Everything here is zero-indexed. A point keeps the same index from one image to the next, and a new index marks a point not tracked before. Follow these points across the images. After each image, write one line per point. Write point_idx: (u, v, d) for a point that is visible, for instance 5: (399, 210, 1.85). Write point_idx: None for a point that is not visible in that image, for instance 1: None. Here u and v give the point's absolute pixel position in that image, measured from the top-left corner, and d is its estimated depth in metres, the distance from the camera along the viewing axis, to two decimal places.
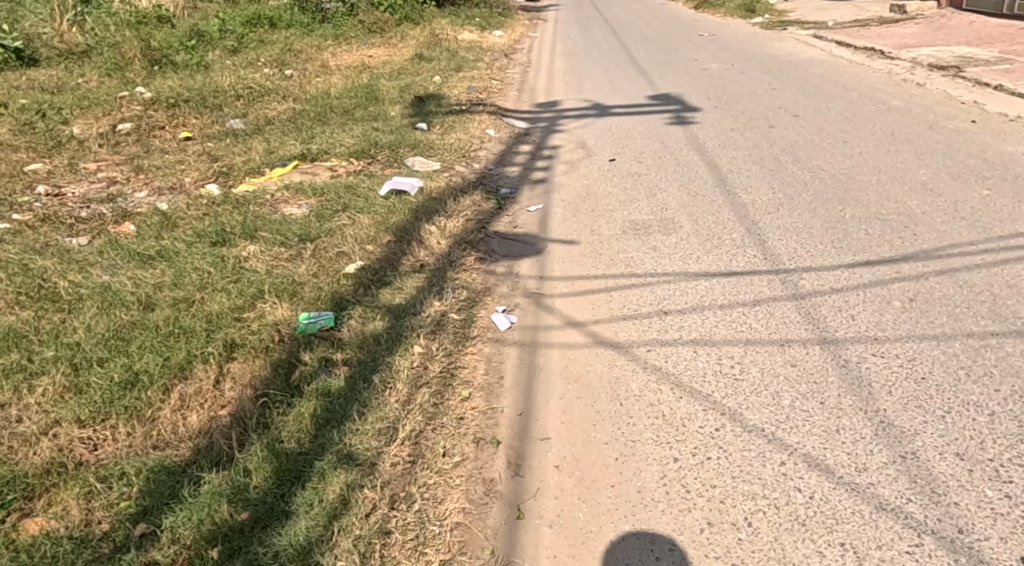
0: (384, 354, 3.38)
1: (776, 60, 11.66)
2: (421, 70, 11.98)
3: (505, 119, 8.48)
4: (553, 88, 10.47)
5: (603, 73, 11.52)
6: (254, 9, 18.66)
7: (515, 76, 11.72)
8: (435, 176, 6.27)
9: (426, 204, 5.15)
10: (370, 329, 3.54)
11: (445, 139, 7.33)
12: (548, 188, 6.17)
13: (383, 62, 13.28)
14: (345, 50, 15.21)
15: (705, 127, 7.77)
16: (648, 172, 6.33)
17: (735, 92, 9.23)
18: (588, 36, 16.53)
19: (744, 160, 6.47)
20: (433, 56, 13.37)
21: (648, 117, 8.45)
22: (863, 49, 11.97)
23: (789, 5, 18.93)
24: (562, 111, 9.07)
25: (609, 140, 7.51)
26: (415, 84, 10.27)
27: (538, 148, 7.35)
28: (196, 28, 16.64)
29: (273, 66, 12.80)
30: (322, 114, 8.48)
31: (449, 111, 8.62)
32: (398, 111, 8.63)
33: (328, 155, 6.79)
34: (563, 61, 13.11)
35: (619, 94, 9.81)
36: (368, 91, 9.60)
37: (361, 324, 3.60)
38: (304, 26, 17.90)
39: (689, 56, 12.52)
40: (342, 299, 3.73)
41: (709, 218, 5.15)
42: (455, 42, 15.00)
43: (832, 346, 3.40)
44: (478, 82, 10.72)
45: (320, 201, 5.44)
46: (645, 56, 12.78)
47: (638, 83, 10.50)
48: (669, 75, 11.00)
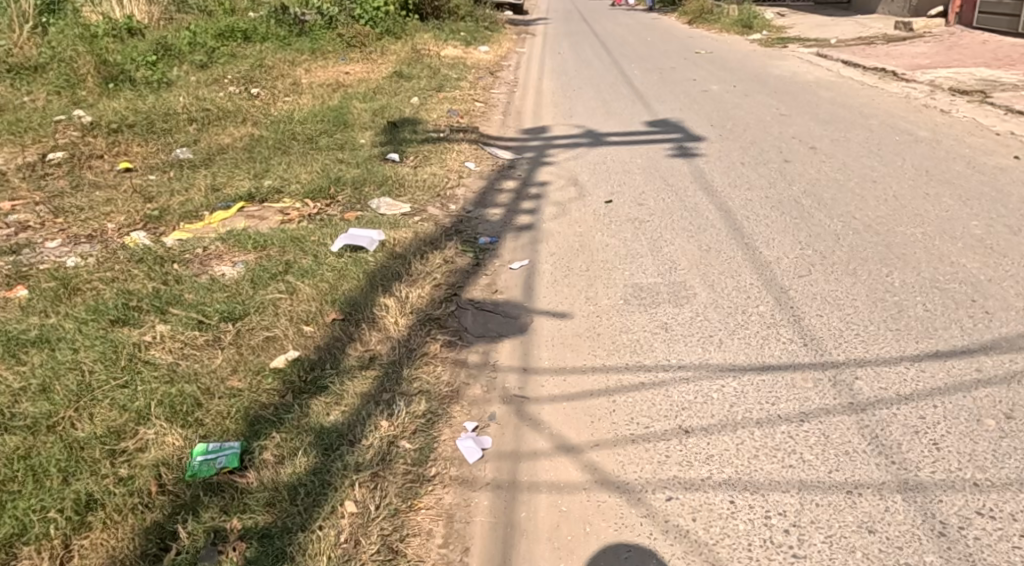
0: (298, 525, 2.51)
1: (782, 81, 10.85)
2: (400, 90, 11.10)
3: (488, 148, 7.61)
4: (542, 112, 9.61)
5: (595, 94, 10.66)
6: (228, 21, 17.78)
7: (501, 97, 10.85)
8: (403, 221, 5.39)
9: (386, 265, 4.26)
10: (285, 479, 2.67)
11: (419, 174, 6.44)
12: (535, 236, 5.30)
13: (359, 80, 12.39)
14: (321, 66, 14.33)
15: (711, 160, 6.91)
16: (651, 217, 5.46)
17: (742, 119, 8.40)
18: (579, 52, 15.70)
19: (760, 203, 5.60)
20: (414, 74, 12.50)
21: (646, 147, 7.59)
22: (874, 69, 11.16)
23: (787, 22, 18.19)
24: (551, 138, 8.22)
25: (605, 176, 6.64)
26: (390, 107, 9.38)
27: (524, 185, 6.48)
28: (164, 42, 15.75)
29: (240, 84, 11.90)
30: (282, 142, 7.58)
31: (425, 139, 7.75)
32: (368, 140, 7.75)
33: (279, 195, 5.88)
34: (553, 80, 12.25)
35: (615, 119, 8.95)
36: (337, 114, 8.71)
37: (279, 467, 2.72)
38: (280, 39, 17.00)
39: (688, 76, 11.68)
40: (256, 429, 2.87)
41: (728, 282, 4.27)
42: (438, 59, 14.14)
43: (918, 498, 2.59)
44: (460, 104, 9.84)
45: (261, 258, 4.54)
46: (640, 76, 11.94)
47: (634, 106, 9.66)
48: (667, 98, 10.16)
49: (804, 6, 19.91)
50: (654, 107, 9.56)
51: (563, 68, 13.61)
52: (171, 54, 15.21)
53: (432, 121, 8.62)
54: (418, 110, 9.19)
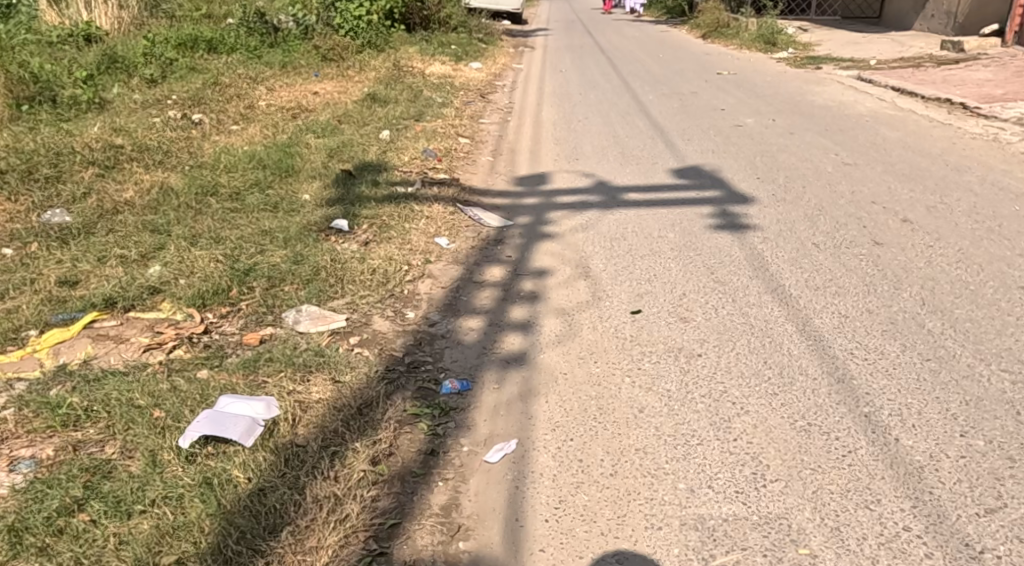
0: None
1: (829, 114, 9.06)
2: (369, 118, 9.28)
3: (469, 211, 5.80)
4: (541, 152, 7.77)
5: (605, 128, 8.86)
6: (194, 29, 16.02)
7: (491, 129, 9.02)
8: (327, 353, 3.58)
9: (266, 505, 2.52)
10: None
11: (368, 260, 4.63)
12: (527, 378, 3.50)
13: (327, 103, 10.57)
14: (288, 84, 12.52)
15: (771, 235, 5.10)
16: (703, 346, 3.66)
17: (796, 169, 6.61)
18: (584, 70, 13.91)
19: (864, 322, 3.80)
20: (389, 96, 10.68)
21: (677, 210, 5.79)
22: (937, 101, 9.38)
23: (814, 38, 16.45)
24: (552, 192, 6.41)
25: (626, 259, 4.83)
26: (350, 145, 7.55)
27: (513, 275, 4.68)
28: (116, 54, 13.98)
29: (184, 108, 10.12)
30: (197, 201, 5.77)
31: (387, 196, 5.98)
32: (312, 199, 5.94)
33: (156, 300, 4.03)
34: (553, 106, 10.41)
35: (631, 164, 7.12)
36: (280, 157, 6.90)
37: None
38: (249, 51, 15.21)
39: (713, 106, 9.88)
40: None
41: (865, 525, 2.51)
42: (421, 79, 12.32)
43: None
44: (440, 140, 8.02)
45: (61, 451, 2.74)
46: (655, 105, 10.14)
47: (654, 147, 7.86)
48: (692, 134, 8.34)
49: (829, 20, 18.07)
50: (679, 148, 7.75)
51: (565, 91, 11.79)
52: (123, 69, 13.44)
53: (401, 168, 6.81)
54: (386, 152, 7.37)
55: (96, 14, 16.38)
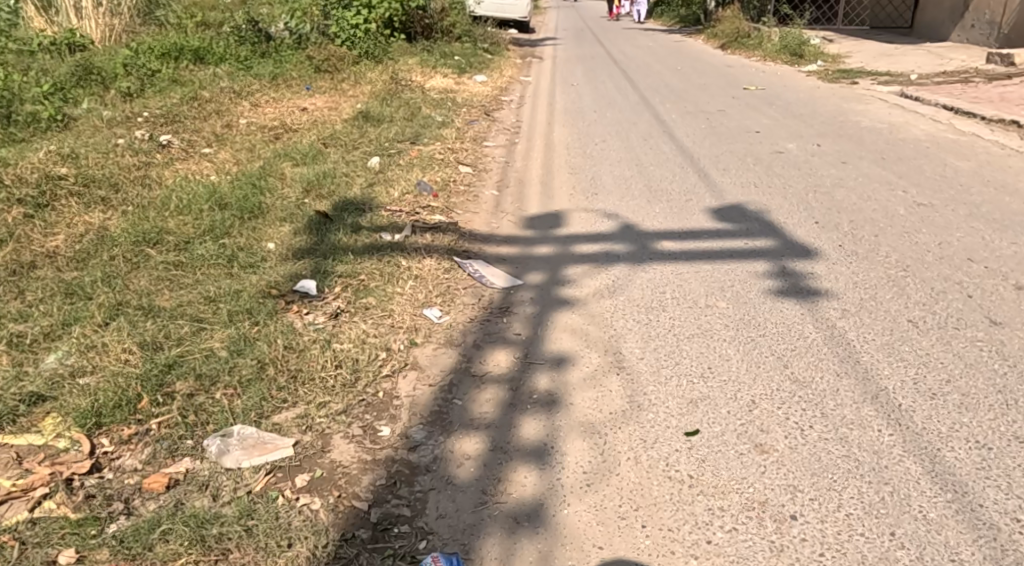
0: None
1: (881, 137, 7.99)
2: (358, 141, 8.22)
3: (469, 266, 4.73)
4: (554, 185, 6.70)
5: (626, 153, 7.80)
6: (182, 38, 15.02)
7: (495, 154, 7.94)
8: (257, 512, 2.55)
9: None
10: None
11: (334, 346, 3.54)
12: (546, 558, 2.47)
13: (313, 123, 9.52)
14: (274, 99, 11.47)
15: (850, 308, 4.03)
16: (798, 499, 2.63)
17: (862, 211, 5.54)
18: (597, 84, 12.86)
19: (1016, 460, 2.78)
20: (383, 115, 9.61)
21: (723, 266, 4.72)
22: (1001, 123, 8.32)
23: (842, 49, 15.39)
24: (569, 238, 5.35)
25: (668, 341, 3.74)
26: (332, 177, 6.47)
27: (524, 364, 3.60)
28: (94, 64, 12.98)
29: (154, 128, 9.09)
30: (135, 254, 4.70)
31: (369, 245, 4.92)
32: (278, 251, 4.86)
33: (40, 417, 2.94)
34: (565, 127, 9.34)
35: (661, 202, 6.04)
36: (246, 193, 5.84)
37: None
38: (238, 61, 14.19)
39: (746, 128, 8.79)
40: None
41: None
42: (420, 94, 11.28)
43: None
44: (437, 169, 6.95)
45: None
46: (680, 126, 9.06)
47: (685, 177, 6.78)
48: (727, 162, 7.26)
49: (857, 30, 16.98)
50: (715, 180, 6.67)
51: (577, 108, 10.74)
52: (99, 82, 12.41)
53: (388, 208, 5.74)
54: (373, 185, 6.30)
55: (83, 21, 15.24)
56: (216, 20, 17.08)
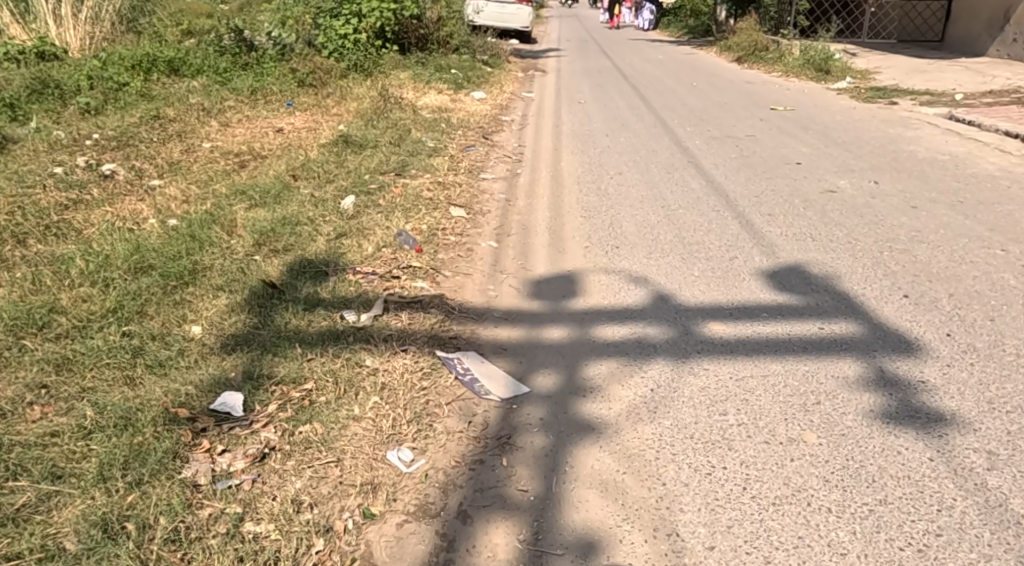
0: None
1: (948, 172, 6.79)
2: (333, 173, 7.05)
3: (457, 364, 3.55)
4: (566, 237, 5.53)
5: (648, 191, 6.62)
6: (157, 48, 13.85)
7: (494, 191, 6.76)
8: None
9: None
10: None
11: (242, 530, 2.51)
12: None
13: (287, 148, 8.34)
14: (248, 119, 10.30)
15: (998, 451, 2.85)
16: None
17: (961, 279, 4.38)
18: (607, 102, 11.71)
19: None
20: (366, 139, 8.43)
21: (798, 364, 3.53)
22: None
23: (870, 64, 14.24)
24: (589, 315, 4.18)
25: (747, 513, 2.60)
26: (291, 225, 5.27)
27: (536, 554, 2.48)
28: (56, 77, 11.80)
29: (102, 155, 7.91)
30: (8, 345, 3.50)
31: (324, 333, 3.70)
32: (205, 339, 3.67)
33: None
34: (574, 155, 8.16)
35: (700, 263, 4.86)
36: (179, 250, 4.65)
37: None
38: (217, 74, 13.05)
39: (784, 158, 7.59)
40: None
41: None
42: (410, 113, 10.09)
43: None
44: (422, 214, 5.78)
45: None
46: (706, 156, 7.88)
47: (724, 225, 5.59)
48: (770, 204, 6.07)
49: (882, 44, 15.81)
50: (760, 228, 5.48)
51: (586, 130, 9.59)
52: (58, 96, 11.23)
53: (358, 270, 4.56)
54: (343, 237, 5.12)
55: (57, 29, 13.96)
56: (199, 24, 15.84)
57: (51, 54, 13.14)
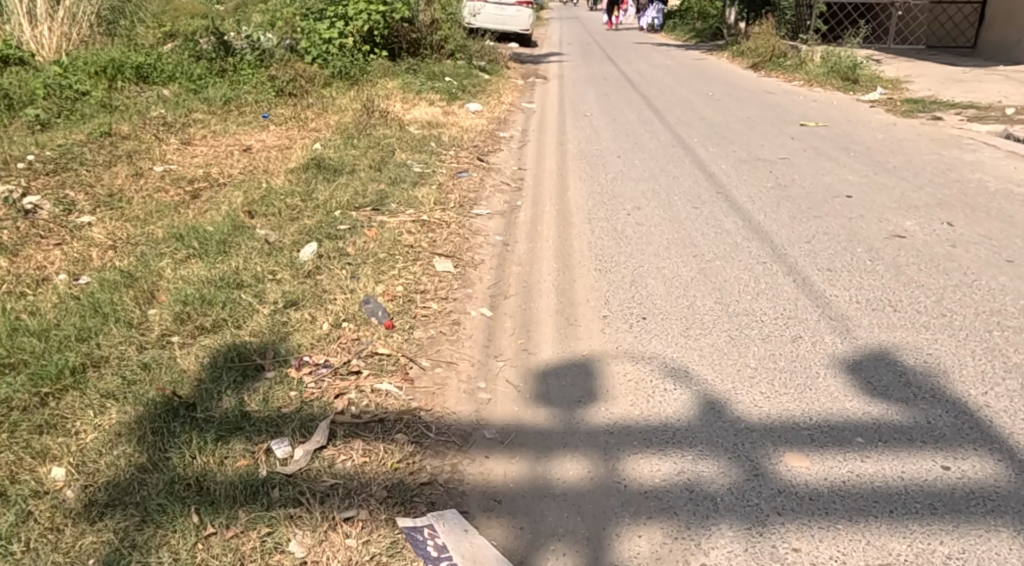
0: None
1: None
2: (297, 209, 5.96)
3: (426, 537, 2.50)
4: (579, 301, 4.41)
5: (674, 233, 5.51)
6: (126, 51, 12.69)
7: (488, 233, 5.67)
8: None
9: None
10: None
11: None
12: None
13: (250, 174, 7.23)
14: (214, 135, 9.18)
15: None
16: None
17: None
18: (616, 115, 10.61)
19: None
20: (342, 163, 7.33)
21: (934, 549, 2.49)
22: None
23: (900, 72, 13.10)
24: (618, 433, 3.05)
25: None
26: (228, 287, 4.16)
27: None
28: (7, 86, 10.64)
29: (32, 182, 6.78)
30: None
31: (237, 483, 2.60)
32: (64, 494, 2.57)
33: None
34: (583, 184, 7.04)
35: (754, 346, 3.75)
36: (70, 333, 3.54)
37: None
38: (190, 81, 11.94)
39: (831, 189, 6.48)
40: None
41: None
42: (396, 129, 8.98)
43: None
44: (399, 267, 4.67)
45: None
46: (738, 186, 6.77)
47: (773, 285, 4.49)
48: (827, 254, 4.96)
49: (909, 50, 14.68)
50: (821, 291, 4.38)
51: (595, 150, 8.49)
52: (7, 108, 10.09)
53: (308, 360, 3.46)
54: (294, 306, 4.02)
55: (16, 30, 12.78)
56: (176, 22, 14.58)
57: (13, 58, 11.88)
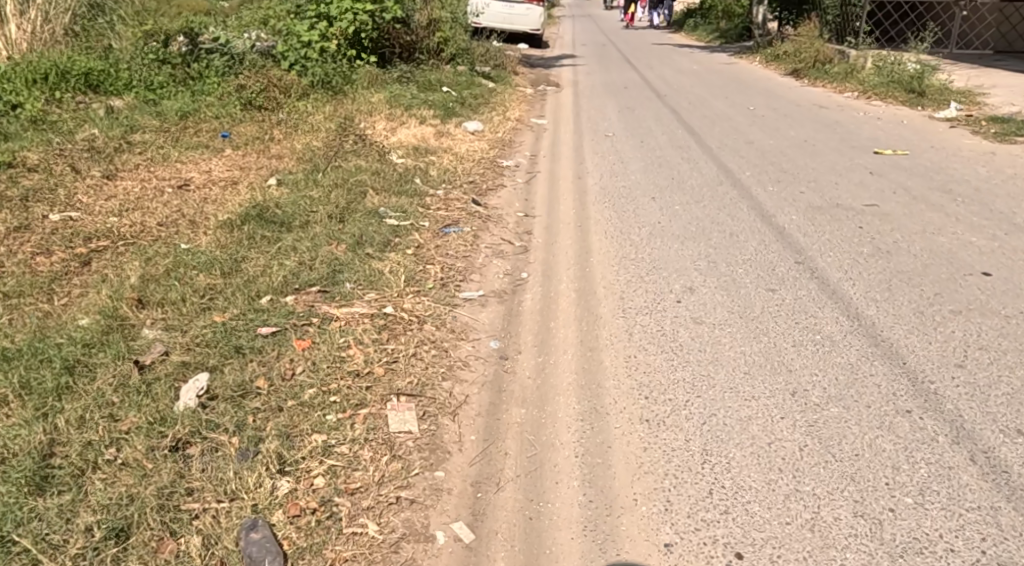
0: None
1: None
2: (211, 294, 4.23)
3: None
4: (620, 502, 2.67)
5: (753, 342, 3.76)
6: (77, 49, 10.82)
7: (478, 336, 3.92)
8: None
9: None
10: None
11: None
12: None
13: (172, 226, 5.50)
14: (151, 164, 7.43)
15: None
16: None
17: None
18: (645, 137, 8.84)
19: None
20: (294, 212, 5.61)
21: None
22: None
23: (973, 82, 11.27)
24: None
25: None
26: (14, 510, 2.44)
27: None
28: None
29: None
30: None
31: None
32: None
33: None
34: (613, 246, 5.29)
35: None
36: None
37: None
38: (148, 89, 10.13)
39: (956, 260, 4.72)
40: None
41: None
42: (373, 159, 7.24)
43: None
44: (328, 429, 2.93)
45: None
46: (823, 249, 5.01)
47: (938, 470, 2.76)
48: (1000, 394, 3.23)
49: (972, 55, 12.81)
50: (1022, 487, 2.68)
51: (622, 188, 6.73)
52: None
53: None
54: (119, 555, 2.35)
55: None
56: (139, 13, 12.76)
57: None
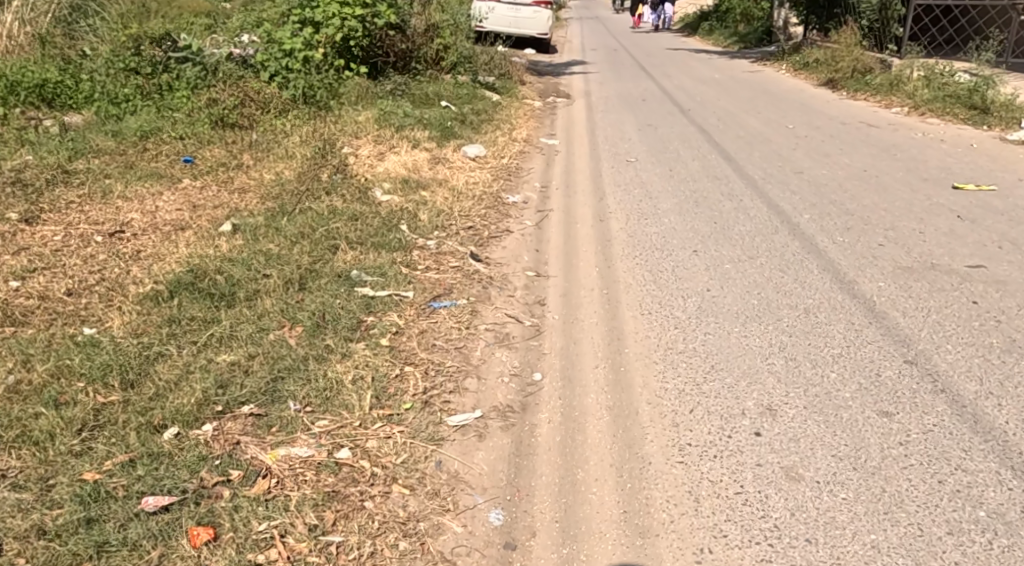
0: None
1: None
2: (96, 423, 2.98)
3: None
4: None
5: (890, 526, 2.52)
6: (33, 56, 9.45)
7: (474, 502, 2.71)
8: None
9: None
10: None
11: None
12: None
13: (82, 299, 4.23)
14: (88, 202, 6.16)
15: None
16: None
17: None
18: (675, 164, 7.55)
19: None
20: (242, 278, 4.37)
21: None
22: None
23: None
24: None
25: None
26: None
27: None
28: None
29: None
30: None
31: None
32: None
33: None
34: (654, 327, 4.04)
35: None
36: None
37: None
38: (110, 102, 8.77)
39: None
40: None
41: None
42: (352, 196, 5.99)
43: None
44: None
45: None
46: (937, 339, 3.76)
47: None
48: None
49: None
50: None
51: (656, 236, 5.45)
52: None
53: None
54: None
55: None
56: (123, 14, 11.28)
57: None
